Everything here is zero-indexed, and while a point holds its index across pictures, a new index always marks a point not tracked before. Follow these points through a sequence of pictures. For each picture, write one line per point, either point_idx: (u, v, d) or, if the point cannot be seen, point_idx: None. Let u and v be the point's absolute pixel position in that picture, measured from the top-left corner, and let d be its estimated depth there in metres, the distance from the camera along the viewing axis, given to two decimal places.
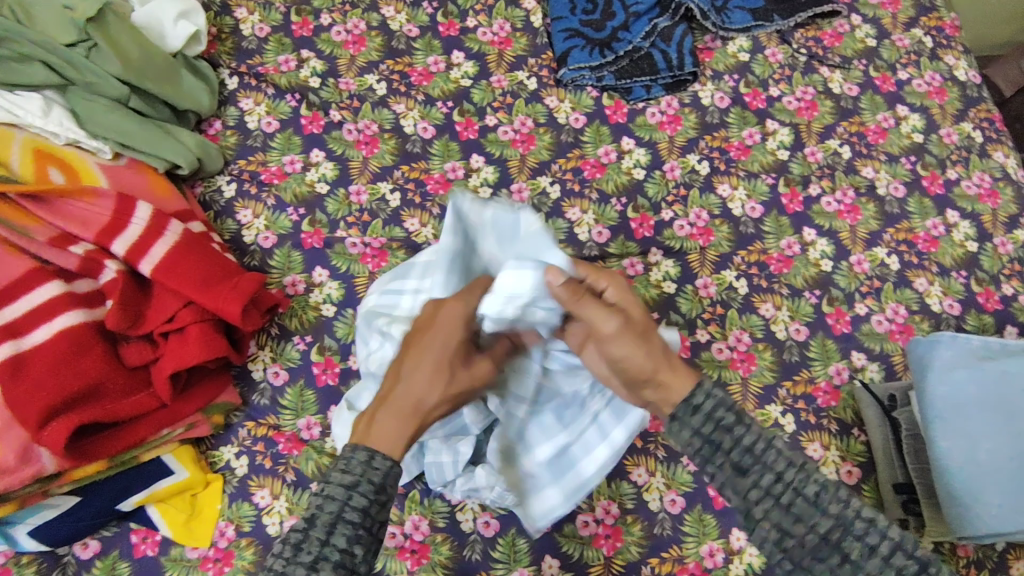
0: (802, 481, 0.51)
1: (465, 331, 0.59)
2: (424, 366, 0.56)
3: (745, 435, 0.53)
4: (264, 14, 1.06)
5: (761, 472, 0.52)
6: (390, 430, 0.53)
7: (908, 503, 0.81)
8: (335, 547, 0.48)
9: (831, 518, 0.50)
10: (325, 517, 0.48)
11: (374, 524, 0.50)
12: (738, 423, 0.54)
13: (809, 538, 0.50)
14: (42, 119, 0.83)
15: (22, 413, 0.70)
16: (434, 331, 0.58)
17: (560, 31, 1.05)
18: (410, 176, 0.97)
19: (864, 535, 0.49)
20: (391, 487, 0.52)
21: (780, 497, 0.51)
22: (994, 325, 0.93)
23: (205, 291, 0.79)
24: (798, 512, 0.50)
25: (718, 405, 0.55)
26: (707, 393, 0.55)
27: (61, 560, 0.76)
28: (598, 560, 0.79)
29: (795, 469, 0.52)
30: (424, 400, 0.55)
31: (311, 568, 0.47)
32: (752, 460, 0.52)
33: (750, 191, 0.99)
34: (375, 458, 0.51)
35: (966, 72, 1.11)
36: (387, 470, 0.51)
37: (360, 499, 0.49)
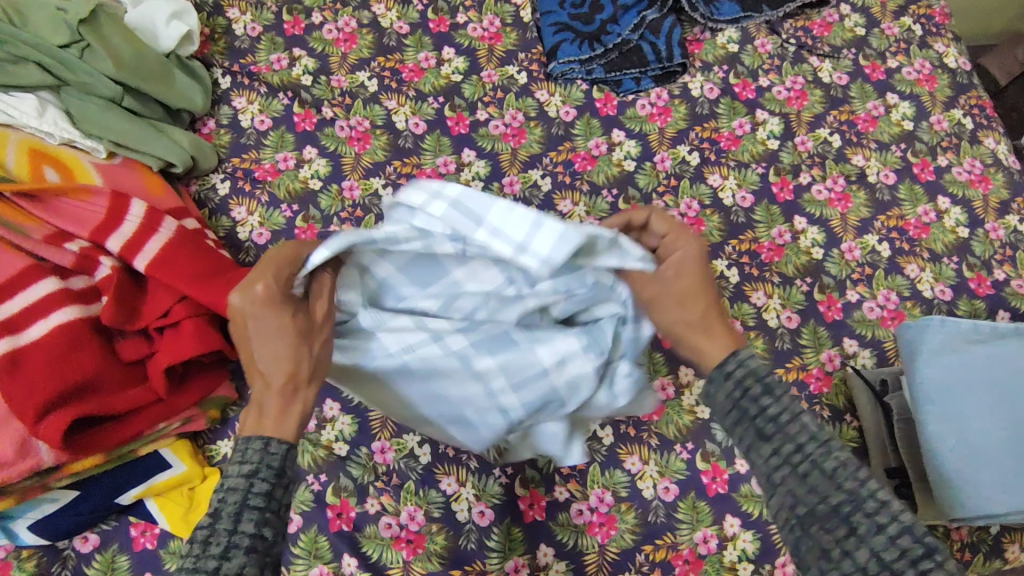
0: (823, 455, 0.53)
1: (283, 296, 0.58)
2: (268, 344, 0.56)
3: (771, 405, 0.56)
4: (255, 13, 1.07)
5: (783, 441, 0.54)
6: (278, 417, 0.55)
7: (901, 487, 0.82)
8: (244, 533, 0.48)
9: (843, 493, 0.50)
10: (229, 508, 0.48)
11: (280, 508, 0.51)
12: (766, 395, 0.56)
13: (819, 507, 0.51)
14: (37, 119, 0.84)
15: (21, 407, 0.71)
16: (261, 314, 0.56)
17: (549, 25, 1.06)
18: (402, 171, 0.98)
19: (874, 513, 0.49)
20: (289, 471, 0.53)
21: (797, 467, 0.53)
22: (986, 310, 0.93)
23: (198, 286, 0.80)
24: (813, 483, 0.52)
25: (748, 374, 0.58)
26: (740, 363, 0.59)
27: (61, 554, 0.77)
28: (593, 548, 0.80)
29: (817, 444, 0.53)
30: (277, 377, 0.56)
31: (222, 558, 0.46)
32: (776, 429, 0.55)
33: (741, 181, 1.00)
34: (269, 444, 0.53)
35: (956, 60, 1.11)
36: (285, 454, 0.53)
37: (262, 484, 0.50)
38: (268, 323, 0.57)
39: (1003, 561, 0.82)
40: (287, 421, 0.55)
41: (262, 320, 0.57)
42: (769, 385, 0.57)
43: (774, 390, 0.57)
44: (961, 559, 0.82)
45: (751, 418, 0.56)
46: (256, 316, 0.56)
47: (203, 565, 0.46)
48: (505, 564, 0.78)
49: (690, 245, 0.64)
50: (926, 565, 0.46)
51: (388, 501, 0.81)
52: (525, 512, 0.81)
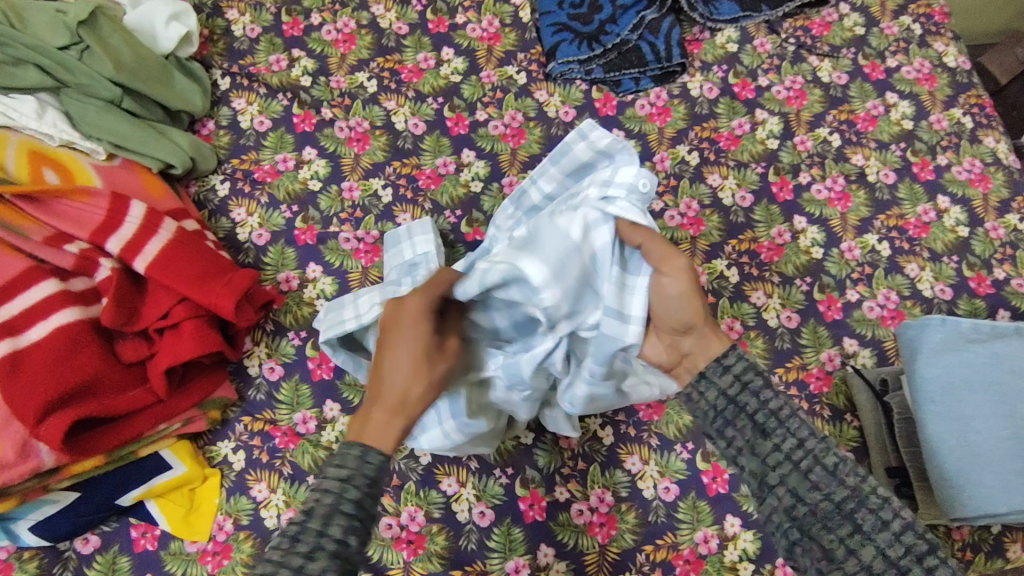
0: (823, 452, 0.53)
1: (428, 322, 0.62)
2: (401, 358, 0.60)
3: (772, 401, 0.55)
4: (254, 14, 1.07)
5: (783, 439, 0.54)
6: (381, 426, 0.56)
7: (902, 487, 0.82)
8: (332, 536, 0.48)
9: (847, 489, 0.51)
10: (322, 509, 0.49)
11: (370, 517, 0.51)
12: (767, 390, 0.56)
13: (822, 504, 0.51)
14: (37, 121, 0.85)
15: (21, 409, 0.71)
16: (409, 326, 0.61)
17: (549, 25, 1.06)
18: (401, 172, 0.98)
19: (877, 509, 0.50)
20: (381, 479, 0.53)
21: (799, 463, 0.53)
22: (986, 309, 0.93)
23: (198, 287, 0.80)
24: (815, 480, 0.52)
25: (748, 368, 0.57)
26: (739, 357, 0.58)
27: (62, 556, 0.77)
28: (593, 548, 0.80)
29: (816, 440, 0.53)
30: (398, 392, 0.58)
31: (307, 558, 0.47)
32: (777, 425, 0.54)
33: (740, 181, 1.00)
34: (367, 452, 0.53)
35: (955, 59, 1.11)
36: (379, 464, 0.53)
37: (354, 491, 0.50)
38: (410, 337, 0.61)
39: (1004, 561, 0.82)
40: (386, 434, 0.55)
41: (407, 335, 0.61)
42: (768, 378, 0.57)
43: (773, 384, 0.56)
44: (962, 559, 0.82)
45: (750, 414, 0.55)
46: (406, 328, 0.61)
47: (290, 563, 0.46)
48: (505, 564, 0.78)
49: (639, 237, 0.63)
50: (932, 562, 0.48)
51: (388, 502, 0.81)
52: (525, 512, 0.81)
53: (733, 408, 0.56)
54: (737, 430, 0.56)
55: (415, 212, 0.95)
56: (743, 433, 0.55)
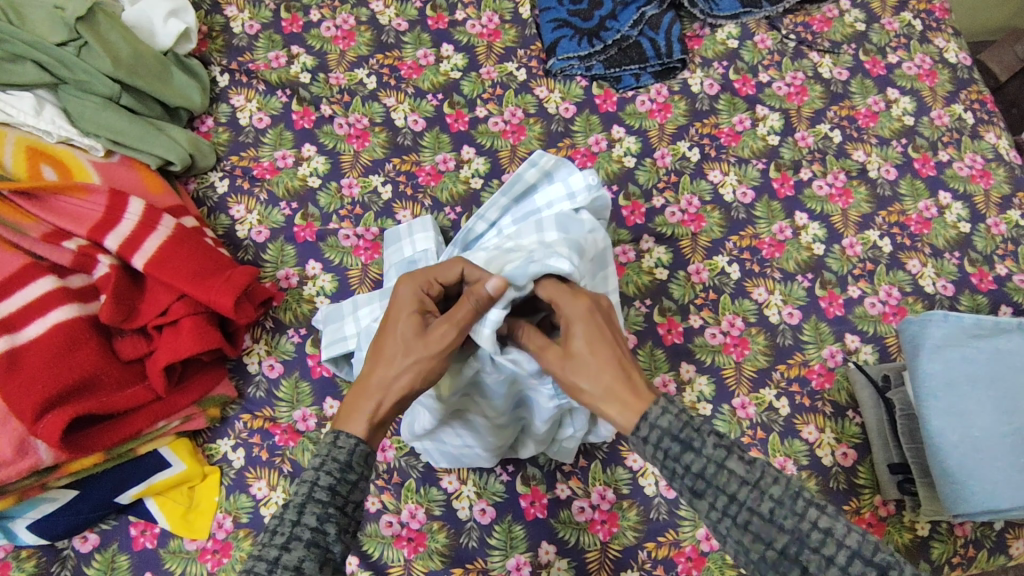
0: (757, 499, 0.50)
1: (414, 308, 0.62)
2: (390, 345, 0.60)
3: (694, 461, 0.51)
4: (253, 11, 1.07)
5: (715, 493, 0.51)
6: (356, 410, 0.57)
7: (904, 483, 0.81)
8: (307, 526, 0.49)
9: (786, 534, 0.48)
10: (296, 499, 0.50)
11: (347, 505, 0.51)
12: (687, 450, 0.52)
13: (768, 554, 0.49)
14: (35, 117, 0.84)
15: (19, 406, 0.71)
16: (397, 319, 0.61)
17: (549, 22, 1.05)
18: (401, 168, 0.97)
19: (820, 547, 0.47)
20: (359, 467, 0.53)
21: (736, 517, 0.50)
22: (989, 305, 0.93)
23: (197, 284, 0.79)
24: (755, 530, 0.49)
25: (663, 434, 0.53)
26: (653, 425, 0.54)
27: (60, 554, 0.77)
28: (594, 545, 0.79)
29: (749, 488, 0.50)
30: (382, 382, 0.58)
31: (284, 548, 0.47)
32: (705, 484, 0.51)
33: (741, 177, 0.99)
34: (339, 437, 0.54)
35: (956, 55, 1.11)
36: (352, 449, 0.53)
37: (327, 478, 0.51)
38: (401, 329, 0.60)
39: (1006, 558, 0.82)
40: (364, 421, 0.56)
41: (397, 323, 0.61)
42: (685, 436, 0.52)
43: (692, 439, 0.52)
44: (965, 555, 0.81)
45: (680, 476, 0.52)
46: (395, 321, 0.61)
47: (266, 554, 0.47)
48: (506, 562, 0.78)
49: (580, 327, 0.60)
50: None
51: (389, 499, 0.81)
52: (527, 510, 0.81)
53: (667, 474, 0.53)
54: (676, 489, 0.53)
55: (415, 209, 0.95)
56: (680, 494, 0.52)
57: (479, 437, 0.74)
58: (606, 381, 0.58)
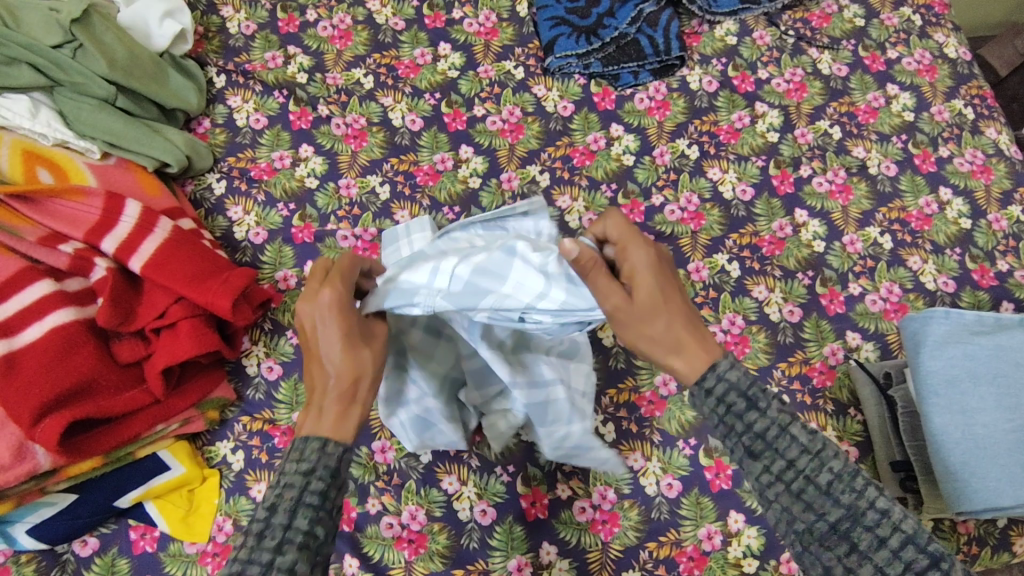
0: (815, 470, 0.51)
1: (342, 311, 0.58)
2: (322, 350, 0.57)
3: (757, 421, 0.53)
4: (250, 12, 1.06)
5: (772, 458, 0.52)
6: (329, 416, 0.54)
7: (906, 480, 0.81)
8: (298, 529, 0.48)
9: (842, 508, 0.50)
10: (286, 503, 0.49)
11: (332, 507, 0.51)
12: (751, 408, 0.53)
13: (816, 525, 0.50)
14: (30, 120, 0.84)
15: (16, 411, 0.70)
16: (320, 327, 0.58)
17: (547, 20, 1.05)
18: (399, 168, 0.97)
19: (874, 526, 0.49)
20: (341, 471, 0.53)
21: (791, 484, 0.51)
22: (990, 301, 0.93)
23: (194, 286, 0.79)
24: (808, 499, 0.51)
25: (730, 389, 0.54)
26: (719, 378, 0.55)
27: (60, 558, 0.77)
28: (596, 545, 0.79)
29: (808, 457, 0.51)
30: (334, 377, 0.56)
31: (277, 551, 0.47)
32: (765, 446, 0.53)
33: (741, 174, 0.99)
34: (327, 442, 0.52)
35: (956, 50, 1.10)
36: (337, 454, 0.53)
37: (317, 483, 0.50)
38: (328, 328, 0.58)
39: (1010, 555, 0.82)
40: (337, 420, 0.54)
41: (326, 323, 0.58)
42: (753, 396, 0.54)
43: (758, 400, 0.54)
44: (968, 553, 0.81)
45: (738, 434, 0.54)
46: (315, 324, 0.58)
47: (259, 558, 0.46)
48: (507, 563, 0.78)
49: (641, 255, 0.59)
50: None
51: (389, 501, 0.81)
52: (528, 510, 0.80)
53: (723, 429, 0.55)
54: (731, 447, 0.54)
55: (413, 209, 0.95)
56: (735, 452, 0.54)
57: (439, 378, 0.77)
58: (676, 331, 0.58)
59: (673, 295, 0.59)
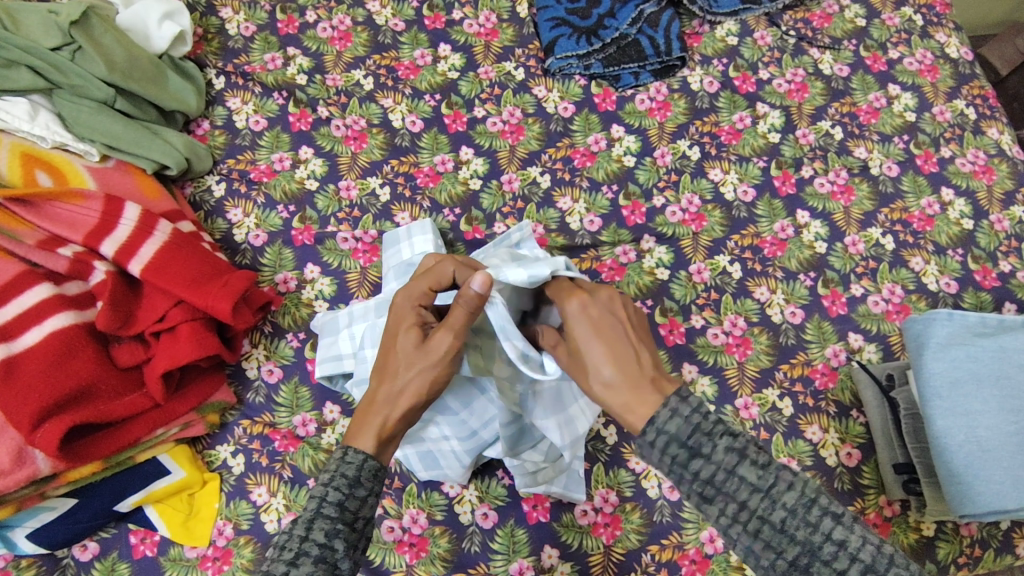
0: (768, 508, 0.49)
1: (415, 316, 0.62)
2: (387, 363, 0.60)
3: (703, 467, 0.51)
4: (249, 13, 1.06)
5: (725, 501, 0.50)
6: (367, 425, 0.56)
7: (909, 483, 0.80)
8: (314, 541, 0.49)
9: (798, 544, 0.48)
10: (304, 515, 0.49)
11: (355, 522, 0.51)
12: (694, 457, 0.51)
13: (778, 563, 0.49)
14: (29, 123, 0.83)
15: (15, 415, 0.70)
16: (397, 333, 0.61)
17: (547, 20, 1.05)
18: (399, 170, 0.97)
19: (831, 559, 0.47)
20: (369, 483, 0.53)
21: (747, 525, 0.49)
22: (993, 302, 0.92)
23: (194, 290, 0.78)
24: (766, 538, 0.49)
25: (671, 440, 0.52)
26: (660, 429, 0.53)
27: (60, 563, 0.76)
28: (598, 549, 0.79)
29: (760, 495, 0.49)
30: (388, 395, 0.58)
31: (291, 563, 0.47)
32: (715, 490, 0.51)
33: (742, 175, 0.99)
34: (347, 453, 0.54)
35: (958, 49, 1.10)
36: (359, 464, 0.53)
37: (336, 494, 0.50)
38: (403, 343, 0.60)
39: (1014, 557, 0.82)
40: (371, 434, 0.55)
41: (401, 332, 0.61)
42: (696, 443, 0.52)
43: (703, 445, 0.51)
44: (971, 555, 0.81)
45: (690, 481, 0.52)
46: (394, 333, 0.62)
47: (274, 569, 0.47)
48: (509, 566, 0.78)
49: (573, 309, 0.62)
50: None
51: (390, 504, 0.80)
52: (529, 514, 0.80)
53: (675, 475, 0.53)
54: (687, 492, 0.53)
55: (414, 211, 0.94)
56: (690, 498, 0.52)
57: (466, 425, 0.75)
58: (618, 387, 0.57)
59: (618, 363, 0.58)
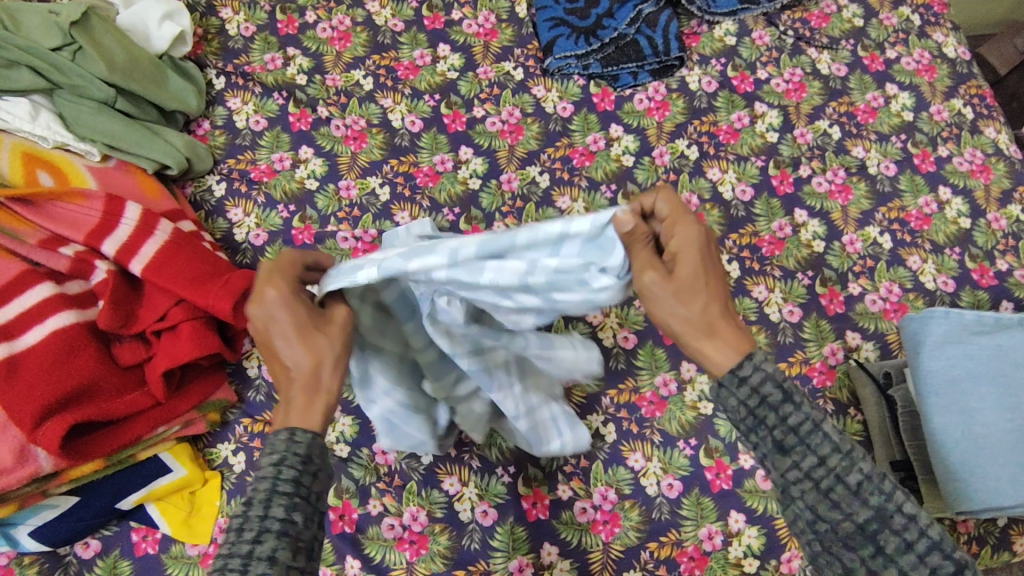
0: (846, 469, 0.48)
1: (297, 298, 0.56)
2: (280, 348, 0.55)
3: (792, 414, 0.50)
4: (249, 13, 1.06)
5: (804, 455, 0.49)
6: (305, 410, 0.53)
7: (906, 480, 0.82)
8: (275, 518, 0.47)
9: (870, 509, 0.47)
10: (260, 495, 0.47)
11: (312, 494, 0.49)
12: (787, 402, 0.50)
13: (842, 525, 0.48)
14: (31, 122, 0.84)
15: (17, 414, 0.70)
16: (273, 323, 0.55)
17: (546, 21, 1.05)
18: (399, 169, 0.97)
19: (902, 530, 0.47)
20: (318, 457, 0.51)
21: (820, 482, 0.49)
22: (989, 301, 0.93)
23: (194, 289, 0.79)
24: (836, 499, 0.48)
25: (767, 380, 0.51)
26: (757, 367, 0.52)
27: (62, 560, 0.77)
28: (597, 546, 0.79)
29: (841, 455, 0.49)
30: (302, 373, 0.55)
31: (255, 542, 0.45)
32: (797, 442, 0.50)
33: (740, 174, 0.99)
34: (295, 433, 0.51)
35: (955, 49, 1.10)
36: (308, 441, 0.51)
37: (289, 470, 0.49)
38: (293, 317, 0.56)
39: (1011, 554, 0.82)
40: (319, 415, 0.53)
41: (278, 316, 0.55)
42: (788, 390, 0.51)
43: (794, 395, 0.51)
44: (968, 552, 0.81)
45: (770, 428, 0.50)
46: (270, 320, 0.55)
47: (238, 550, 0.45)
48: (509, 564, 0.78)
49: (686, 229, 0.55)
50: None
51: (390, 502, 0.81)
52: (529, 511, 0.81)
53: (752, 420, 0.51)
54: (758, 441, 0.51)
55: (414, 211, 0.95)
56: (762, 445, 0.51)
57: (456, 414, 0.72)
58: (705, 319, 0.54)
59: (695, 291, 0.54)
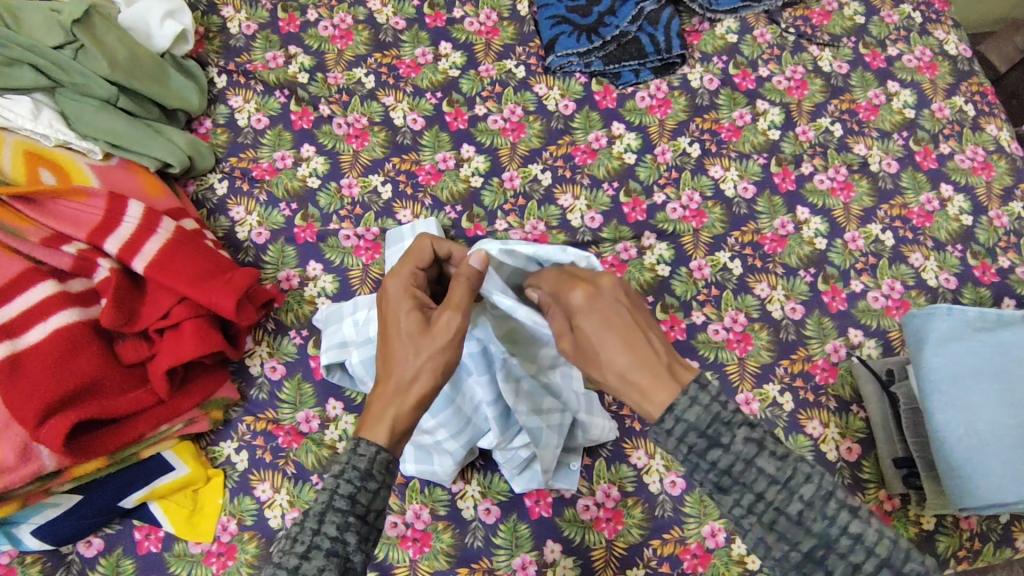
0: (786, 500, 0.47)
1: (410, 302, 0.61)
2: (398, 352, 0.58)
3: (721, 458, 0.48)
4: (251, 12, 1.06)
5: (741, 493, 0.48)
6: (381, 416, 0.54)
7: (908, 477, 0.81)
8: (326, 535, 0.47)
9: (814, 538, 0.47)
10: (316, 507, 0.48)
11: (368, 513, 0.50)
12: (713, 446, 0.49)
13: (792, 556, 0.47)
14: (32, 121, 0.84)
15: (21, 411, 0.70)
16: (395, 318, 0.60)
17: (547, 19, 1.05)
18: (401, 167, 0.97)
19: (848, 554, 0.46)
20: (381, 475, 0.51)
21: (762, 517, 0.48)
22: (992, 298, 0.93)
23: (196, 286, 0.79)
24: (782, 531, 0.47)
25: (689, 429, 0.50)
26: (679, 418, 0.50)
27: (65, 559, 0.77)
28: (600, 544, 0.79)
29: (777, 487, 0.47)
30: (398, 381, 0.56)
31: (303, 557, 0.46)
32: (731, 481, 0.48)
33: (742, 172, 0.99)
34: (359, 444, 0.52)
35: (956, 46, 1.10)
36: (372, 456, 0.51)
37: (348, 486, 0.49)
38: (403, 325, 0.59)
39: (1013, 551, 0.82)
40: (385, 424, 0.53)
41: (398, 320, 0.59)
42: (713, 430, 0.49)
43: (720, 434, 0.49)
44: (971, 549, 0.81)
45: (704, 472, 0.49)
46: (393, 322, 0.60)
47: (285, 562, 0.46)
48: (512, 561, 0.78)
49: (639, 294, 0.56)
50: None
51: (393, 500, 0.81)
52: (531, 509, 0.81)
53: (688, 467, 0.50)
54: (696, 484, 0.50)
55: (416, 209, 0.95)
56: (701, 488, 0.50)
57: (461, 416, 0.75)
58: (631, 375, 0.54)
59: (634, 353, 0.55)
